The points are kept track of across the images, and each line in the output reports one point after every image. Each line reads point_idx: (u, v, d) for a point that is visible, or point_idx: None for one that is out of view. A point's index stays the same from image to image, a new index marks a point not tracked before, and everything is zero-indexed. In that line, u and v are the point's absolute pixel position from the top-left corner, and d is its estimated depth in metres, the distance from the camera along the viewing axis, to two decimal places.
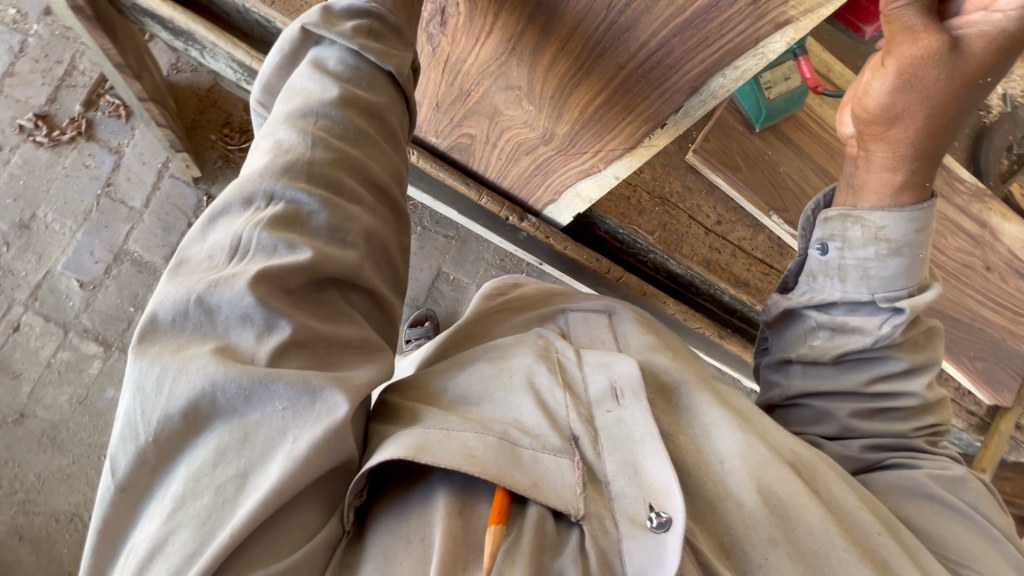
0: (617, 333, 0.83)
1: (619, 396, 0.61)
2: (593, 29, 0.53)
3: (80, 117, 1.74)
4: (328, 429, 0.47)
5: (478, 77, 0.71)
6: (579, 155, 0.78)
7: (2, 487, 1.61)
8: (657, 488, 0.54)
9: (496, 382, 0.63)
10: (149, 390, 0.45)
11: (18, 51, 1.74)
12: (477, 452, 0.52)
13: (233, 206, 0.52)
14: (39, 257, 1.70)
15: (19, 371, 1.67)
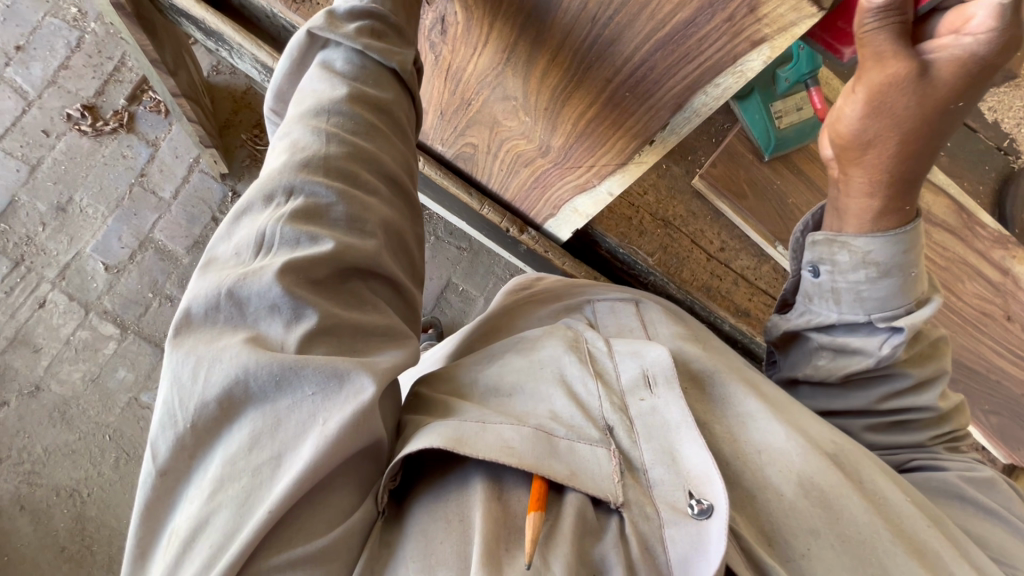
0: (645, 320, 0.86)
1: (652, 384, 0.65)
2: (581, 40, 0.54)
3: (124, 111, 1.84)
4: (356, 410, 0.49)
5: (477, 86, 0.73)
6: (575, 169, 0.78)
7: (10, 456, 1.67)
8: (696, 477, 0.57)
9: (528, 376, 0.67)
10: (185, 379, 0.47)
11: (74, 46, 1.86)
12: (514, 444, 0.55)
13: (255, 204, 0.52)
14: (71, 238, 1.78)
15: (39, 346, 1.74)
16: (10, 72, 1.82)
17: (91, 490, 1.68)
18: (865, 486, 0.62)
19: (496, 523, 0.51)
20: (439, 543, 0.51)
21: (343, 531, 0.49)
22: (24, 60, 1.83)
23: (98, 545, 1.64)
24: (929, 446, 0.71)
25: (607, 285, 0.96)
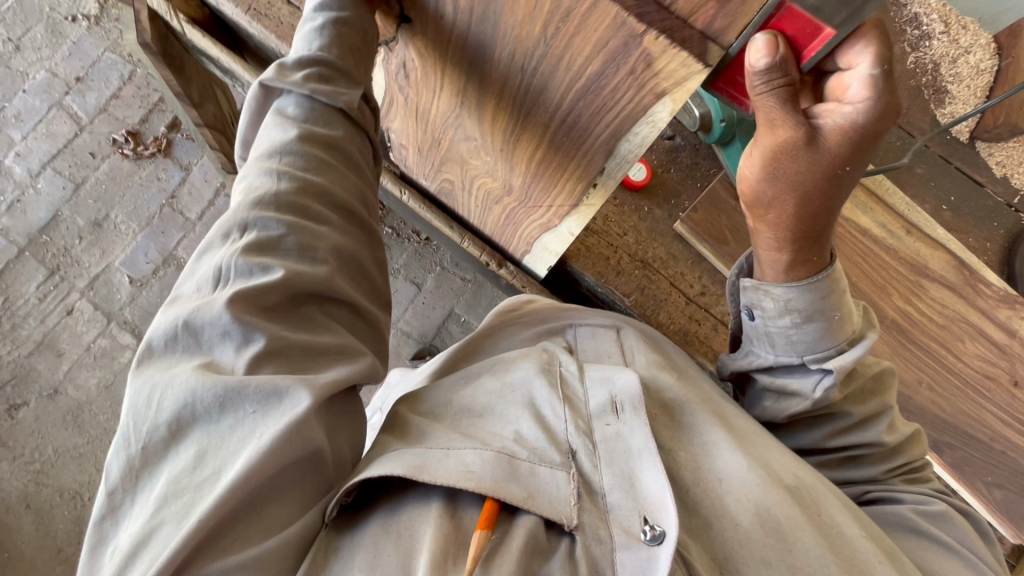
0: (623, 349, 0.81)
1: (619, 410, 0.64)
2: (517, 87, 0.57)
3: (163, 137, 1.99)
4: (291, 423, 0.47)
5: (443, 127, 0.76)
6: (538, 209, 0.80)
7: (24, 455, 1.75)
8: (653, 502, 0.56)
9: (498, 399, 0.67)
10: (141, 404, 0.47)
11: (127, 78, 2.03)
12: (474, 468, 0.54)
13: (215, 243, 0.53)
14: (103, 252, 1.91)
15: (63, 350, 1.84)
16: (68, 100, 2.01)
17: (92, 494, 1.74)
18: (822, 518, 0.59)
19: (448, 539, 0.50)
20: (386, 555, 0.49)
21: (280, 545, 0.47)
22: (81, 90, 2.01)
23: None
24: (884, 480, 0.68)
25: (591, 311, 0.91)
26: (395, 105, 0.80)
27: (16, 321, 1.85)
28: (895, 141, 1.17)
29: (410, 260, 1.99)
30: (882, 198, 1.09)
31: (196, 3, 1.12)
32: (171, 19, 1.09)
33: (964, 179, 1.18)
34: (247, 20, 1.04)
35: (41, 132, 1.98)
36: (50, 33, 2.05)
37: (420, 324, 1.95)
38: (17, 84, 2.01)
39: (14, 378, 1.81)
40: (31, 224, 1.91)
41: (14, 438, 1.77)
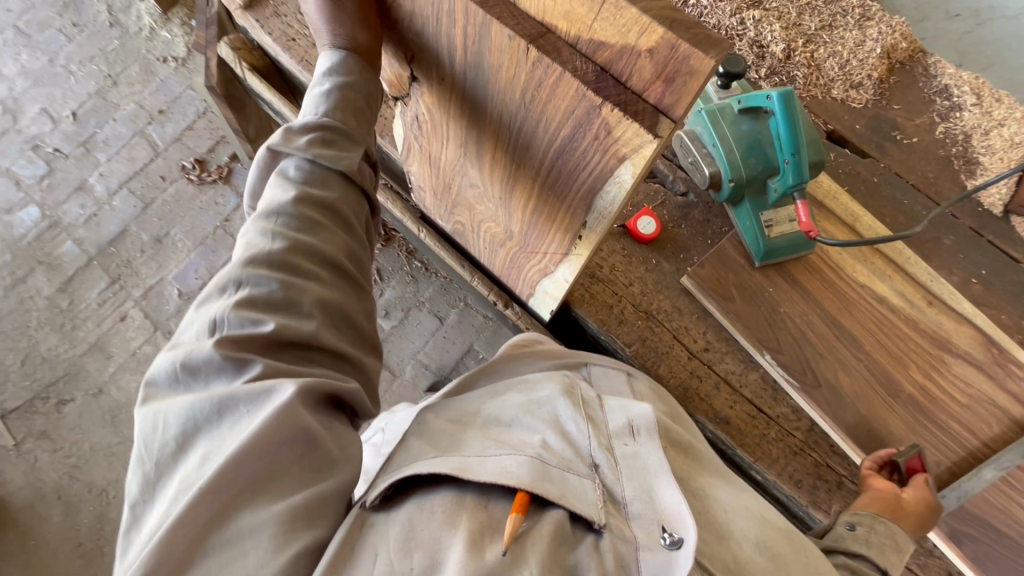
0: (634, 390, 0.84)
1: (635, 432, 0.65)
2: (508, 143, 0.62)
3: (226, 166, 2.19)
4: (280, 407, 0.48)
5: (451, 174, 0.82)
6: (536, 255, 0.83)
7: (64, 448, 1.88)
8: (670, 513, 0.56)
9: (526, 411, 0.67)
10: (151, 425, 0.49)
11: (201, 113, 2.27)
12: (511, 469, 0.55)
13: (208, 296, 0.54)
14: (159, 265, 2.08)
15: (112, 353, 1.99)
16: (150, 129, 2.25)
17: (116, 493, 1.84)
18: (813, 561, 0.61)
19: (483, 526, 0.50)
20: (422, 528, 0.49)
21: (287, 508, 0.47)
22: (162, 121, 2.26)
23: (108, 547, 1.76)
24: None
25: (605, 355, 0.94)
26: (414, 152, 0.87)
27: (76, 322, 2.03)
28: (919, 210, 1.15)
29: (435, 294, 2.05)
30: (901, 267, 1.06)
31: (259, 54, 1.28)
32: (235, 65, 1.25)
33: (998, 253, 1.12)
34: (298, 69, 1.17)
35: (122, 156, 2.22)
36: (144, 71, 2.32)
37: (438, 358, 1.99)
38: (110, 113, 2.27)
39: (67, 375, 1.97)
40: (102, 236, 2.12)
41: (57, 431, 1.90)
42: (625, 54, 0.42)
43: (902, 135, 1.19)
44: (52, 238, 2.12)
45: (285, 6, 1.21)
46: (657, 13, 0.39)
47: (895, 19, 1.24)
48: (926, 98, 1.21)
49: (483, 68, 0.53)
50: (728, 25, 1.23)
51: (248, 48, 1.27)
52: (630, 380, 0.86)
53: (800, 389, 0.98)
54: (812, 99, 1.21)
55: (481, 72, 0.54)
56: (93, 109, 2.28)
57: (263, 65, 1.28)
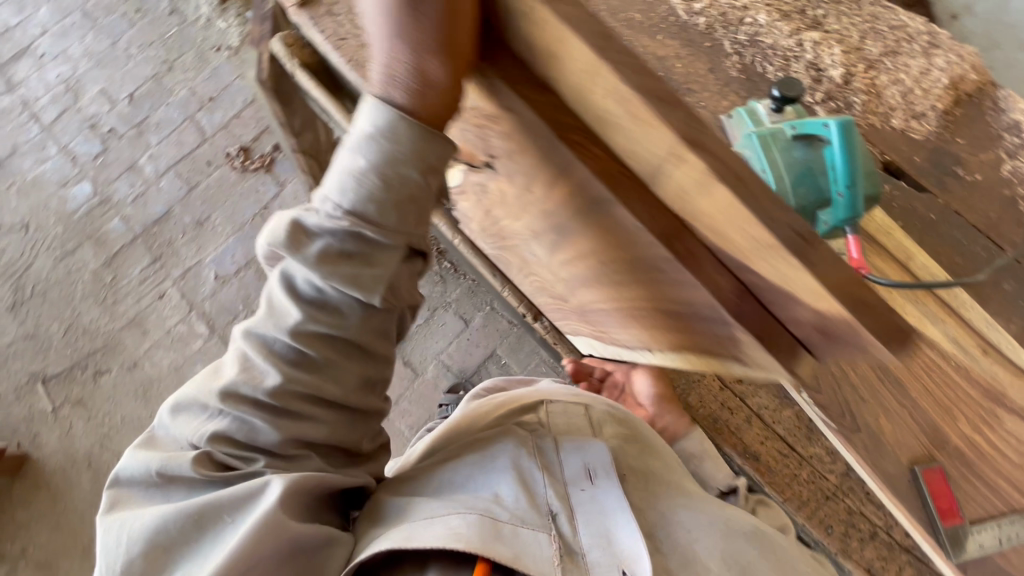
0: (592, 421, 0.89)
1: (593, 478, 0.75)
2: (648, 291, 0.71)
3: (268, 155, 2.24)
4: (259, 517, 0.59)
5: (554, 253, 0.87)
6: (635, 336, 0.88)
7: (97, 418, 1.96)
8: (627, 555, 0.67)
9: (479, 469, 0.74)
10: (120, 534, 0.59)
11: (250, 101, 2.32)
12: (461, 530, 0.63)
13: (195, 408, 0.64)
14: (198, 248, 2.15)
15: (148, 329, 2.06)
16: (199, 115, 2.32)
17: None
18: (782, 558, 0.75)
19: None
20: None
21: None
22: (211, 108, 2.32)
23: None
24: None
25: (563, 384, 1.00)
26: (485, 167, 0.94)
27: (117, 297, 2.11)
28: (977, 251, 1.09)
29: (462, 296, 2.05)
30: (957, 310, 1.00)
31: (310, 51, 1.29)
32: (287, 61, 1.27)
33: None
34: (346, 68, 1.18)
35: (172, 139, 2.29)
36: (198, 59, 2.39)
37: (461, 359, 1.99)
38: (164, 97, 2.35)
39: (105, 347, 2.04)
40: (148, 215, 2.19)
41: (92, 401, 1.98)
42: (788, 294, 0.50)
43: (965, 171, 1.13)
44: (101, 214, 2.21)
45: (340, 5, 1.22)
46: (847, 296, 0.44)
47: (965, 48, 1.19)
48: (994, 133, 1.14)
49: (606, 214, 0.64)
50: (785, 47, 1.20)
51: (299, 44, 1.28)
52: (589, 410, 0.91)
53: (837, 431, 0.94)
54: (871, 126, 1.15)
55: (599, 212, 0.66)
56: (148, 92, 2.36)
57: (314, 62, 1.29)
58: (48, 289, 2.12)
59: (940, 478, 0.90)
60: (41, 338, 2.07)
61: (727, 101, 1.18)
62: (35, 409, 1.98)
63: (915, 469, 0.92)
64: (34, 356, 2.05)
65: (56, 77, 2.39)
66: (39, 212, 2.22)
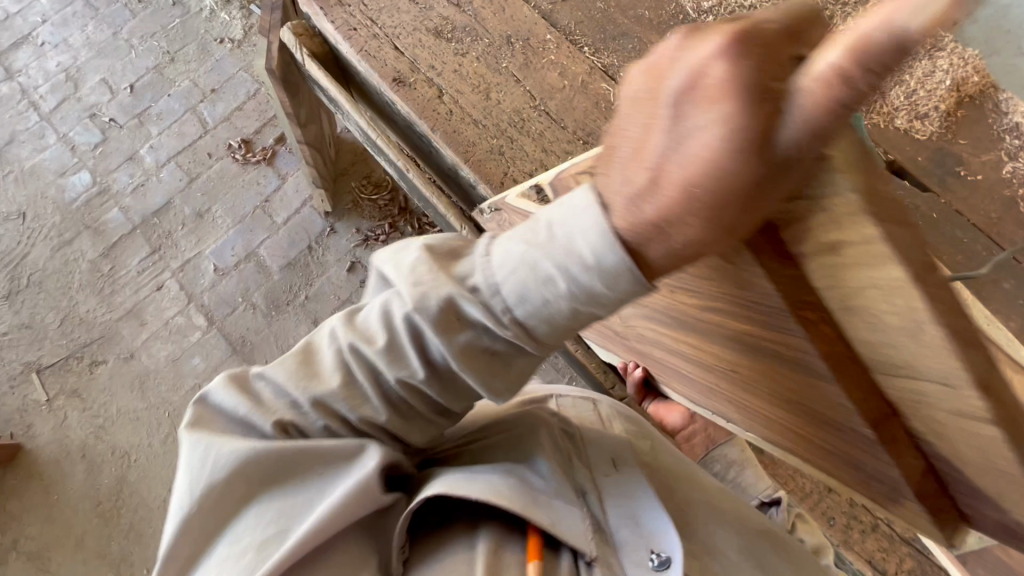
0: (600, 416, 0.88)
1: (616, 463, 0.75)
2: (810, 437, 0.61)
3: (270, 148, 2.24)
4: (360, 481, 0.59)
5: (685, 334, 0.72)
6: (753, 426, 0.77)
7: (92, 408, 1.94)
8: (655, 533, 0.67)
9: (511, 446, 0.72)
10: (206, 457, 0.59)
11: (253, 94, 2.32)
12: (504, 491, 0.63)
13: (281, 379, 0.61)
14: (198, 240, 2.14)
15: (145, 320, 2.04)
16: (201, 107, 2.30)
17: (137, 457, 1.88)
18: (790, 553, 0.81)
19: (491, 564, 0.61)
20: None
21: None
22: (213, 100, 2.31)
23: (126, 509, 1.81)
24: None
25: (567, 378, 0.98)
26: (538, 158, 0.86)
27: (115, 288, 2.09)
28: (980, 251, 1.10)
29: None
30: None
31: (320, 41, 1.30)
32: (297, 51, 1.28)
33: None
34: (358, 59, 1.20)
35: (173, 130, 2.28)
36: (201, 51, 2.38)
37: None
38: (165, 88, 2.34)
39: (101, 337, 2.03)
40: (147, 206, 2.18)
41: (88, 392, 1.96)
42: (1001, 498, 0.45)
43: (967, 171, 1.15)
44: (99, 204, 2.19)
45: None
46: None
47: (968, 51, 1.20)
48: (996, 135, 1.16)
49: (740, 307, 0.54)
50: None
51: (310, 34, 1.28)
52: (598, 406, 0.90)
53: None
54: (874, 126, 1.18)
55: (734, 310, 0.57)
56: (150, 83, 2.34)
57: (324, 52, 1.30)
58: (44, 279, 2.10)
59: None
60: (36, 327, 2.05)
61: None
62: (29, 399, 1.95)
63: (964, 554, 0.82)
64: (29, 345, 2.03)
65: (56, 66, 2.38)
66: (36, 201, 2.20)
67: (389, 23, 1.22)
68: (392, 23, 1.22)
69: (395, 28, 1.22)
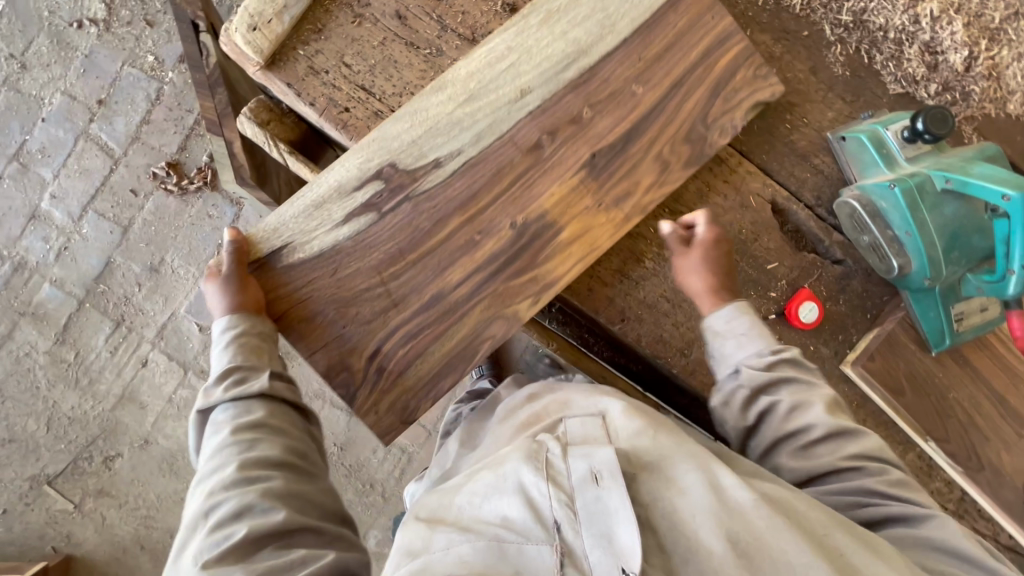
0: (609, 428, 0.72)
1: (597, 478, 0.60)
2: None
3: (207, 168, 1.76)
4: (260, 529, 0.61)
5: (542, 285, 0.88)
6: None
7: (128, 501, 1.80)
8: (624, 550, 0.55)
9: (488, 490, 0.63)
10: (215, 425, 0.73)
11: (155, 98, 1.78)
12: (468, 558, 0.55)
13: (209, 386, 0.76)
14: (166, 299, 1.78)
15: (145, 403, 1.80)
16: (94, 129, 1.78)
17: None
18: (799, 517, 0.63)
19: None
20: None
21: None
22: (106, 115, 1.77)
23: None
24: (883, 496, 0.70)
25: (592, 391, 0.84)
26: (588, 80, 0.88)
27: (93, 375, 1.80)
28: None
29: None
30: None
31: (294, 120, 0.94)
32: (267, 146, 0.92)
33: None
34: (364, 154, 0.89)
35: (72, 169, 1.79)
36: (57, 44, 1.77)
37: None
38: (35, 111, 1.77)
39: (105, 432, 1.80)
40: (85, 273, 1.79)
41: (116, 487, 1.80)
42: None
43: None
44: (25, 282, 1.80)
45: (323, 58, 0.87)
46: None
47: None
48: None
49: (466, 266, 0.86)
50: (898, 26, 0.99)
51: (279, 115, 0.93)
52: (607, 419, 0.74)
53: (963, 474, 1.00)
54: (985, 116, 1.02)
55: (523, 300, 0.87)
56: (10, 107, 1.77)
57: (301, 132, 0.96)
58: (3, 384, 1.79)
59: None
60: (23, 437, 1.80)
61: (832, 111, 1.01)
62: (55, 510, 1.80)
63: None
64: (24, 458, 1.81)
65: None
66: None
67: (389, 91, 0.89)
68: (393, 89, 0.89)
69: (400, 95, 0.89)
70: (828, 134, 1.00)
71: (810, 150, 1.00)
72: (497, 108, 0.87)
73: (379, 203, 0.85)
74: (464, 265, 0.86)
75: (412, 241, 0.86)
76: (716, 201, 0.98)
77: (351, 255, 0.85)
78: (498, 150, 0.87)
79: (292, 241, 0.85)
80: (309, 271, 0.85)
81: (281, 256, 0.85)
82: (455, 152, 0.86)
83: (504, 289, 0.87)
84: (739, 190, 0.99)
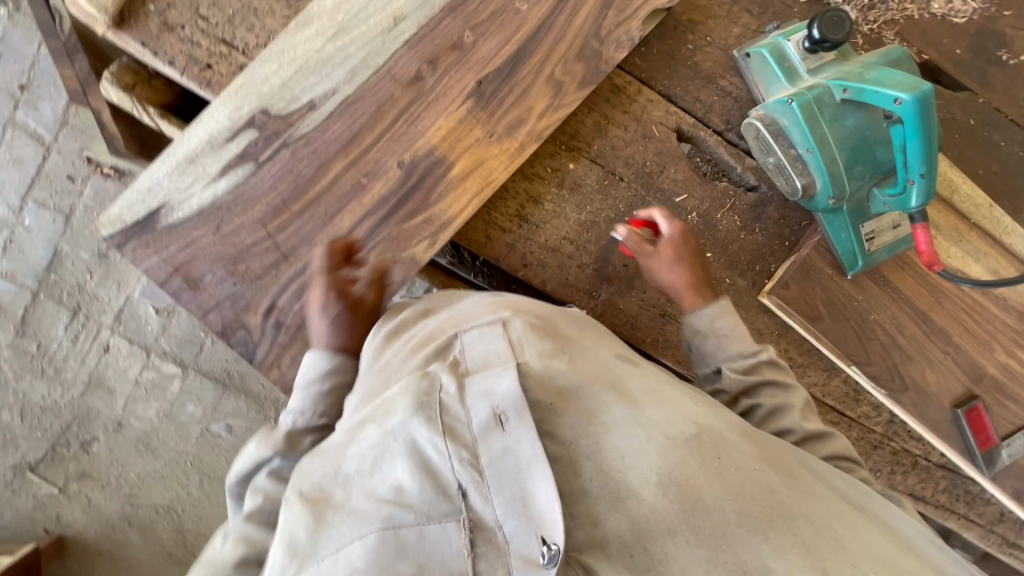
0: (512, 343, 0.63)
1: (503, 423, 0.53)
2: None
3: None
4: None
5: (439, 225, 0.85)
6: None
7: (110, 482, 1.79)
8: (544, 516, 0.48)
9: (378, 452, 0.55)
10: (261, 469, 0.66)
11: None
12: (359, 560, 0.47)
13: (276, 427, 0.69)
14: (118, 284, 1.72)
15: (113, 388, 1.76)
16: (21, 115, 1.67)
17: (184, 507, 1.82)
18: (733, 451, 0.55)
19: None
20: None
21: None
22: (31, 100, 1.68)
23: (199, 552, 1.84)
24: None
25: (490, 302, 0.74)
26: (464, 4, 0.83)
27: (59, 365, 1.75)
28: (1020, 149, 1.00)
29: None
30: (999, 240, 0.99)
31: (162, 82, 0.90)
32: (137, 111, 0.88)
33: None
34: None
35: (5, 157, 1.68)
36: None
37: None
38: None
39: (78, 417, 1.77)
40: (36, 264, 1.71)
41: (97, 469, 1.79)
42: None
43: (1009, 55, 0.98)
44: None
45: (176, 11, 0.82)
46: None
47: None
48: None
49: (355, 213, 0.83)
50: None
51: (144, 78, 0.88)
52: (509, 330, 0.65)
53: (887, 395, 0.98)
54: (908, 19, 0.95)
55: (420, 242, 0.84)
56: None
57: (172, 95, 0.92)
58: None
59: (979, 413, 0.99)
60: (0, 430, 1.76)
61: (739, 26, 0.94)
62: (41, 495, 1.81)
63: (958, 410, 0.99)
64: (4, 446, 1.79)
65: None
66: None
67: (252, 42, 0.85)
68: (256, 40, 0.85)
69: (263, 46, 0.85)
70: (734, 51, 0.93)
71: (716, 71, 0.94)
72: (371, 41, 0.81)
73: (253, 150, 0.81)
74: (351, 212, 0.83)
75: (295, 190, 0.82)
76: (615, 133, 0.93)
77: (230, 208, 0.81)
78: (378, 85, 0.82)
79: (165, 200, 0.80)
80: (190, 231, 0.81)
81: (157, 218, 0.80)
82: (332, 92, 0.81)
83: (402, 231, 0.84)
84: (639, 120, 0.94)
